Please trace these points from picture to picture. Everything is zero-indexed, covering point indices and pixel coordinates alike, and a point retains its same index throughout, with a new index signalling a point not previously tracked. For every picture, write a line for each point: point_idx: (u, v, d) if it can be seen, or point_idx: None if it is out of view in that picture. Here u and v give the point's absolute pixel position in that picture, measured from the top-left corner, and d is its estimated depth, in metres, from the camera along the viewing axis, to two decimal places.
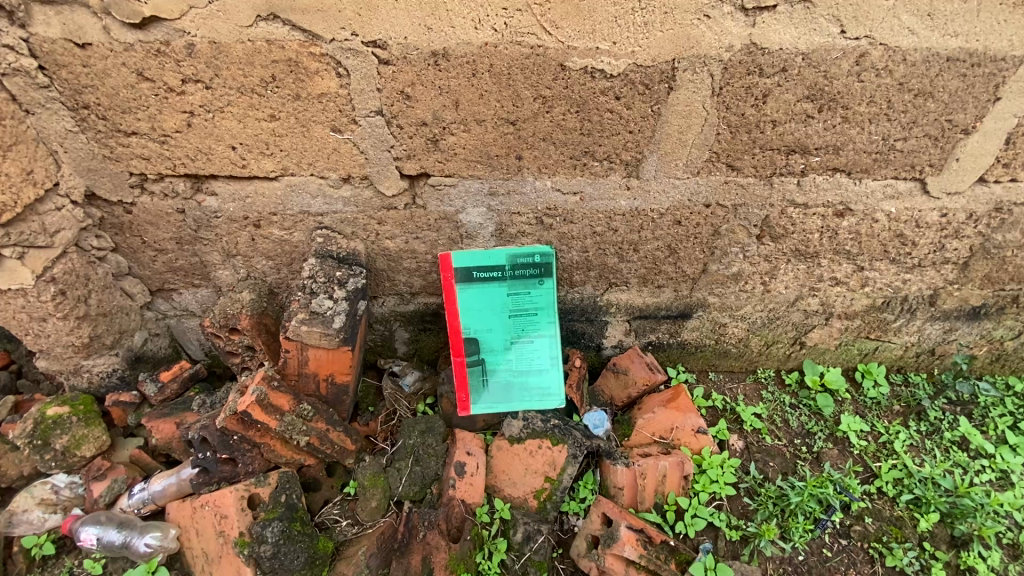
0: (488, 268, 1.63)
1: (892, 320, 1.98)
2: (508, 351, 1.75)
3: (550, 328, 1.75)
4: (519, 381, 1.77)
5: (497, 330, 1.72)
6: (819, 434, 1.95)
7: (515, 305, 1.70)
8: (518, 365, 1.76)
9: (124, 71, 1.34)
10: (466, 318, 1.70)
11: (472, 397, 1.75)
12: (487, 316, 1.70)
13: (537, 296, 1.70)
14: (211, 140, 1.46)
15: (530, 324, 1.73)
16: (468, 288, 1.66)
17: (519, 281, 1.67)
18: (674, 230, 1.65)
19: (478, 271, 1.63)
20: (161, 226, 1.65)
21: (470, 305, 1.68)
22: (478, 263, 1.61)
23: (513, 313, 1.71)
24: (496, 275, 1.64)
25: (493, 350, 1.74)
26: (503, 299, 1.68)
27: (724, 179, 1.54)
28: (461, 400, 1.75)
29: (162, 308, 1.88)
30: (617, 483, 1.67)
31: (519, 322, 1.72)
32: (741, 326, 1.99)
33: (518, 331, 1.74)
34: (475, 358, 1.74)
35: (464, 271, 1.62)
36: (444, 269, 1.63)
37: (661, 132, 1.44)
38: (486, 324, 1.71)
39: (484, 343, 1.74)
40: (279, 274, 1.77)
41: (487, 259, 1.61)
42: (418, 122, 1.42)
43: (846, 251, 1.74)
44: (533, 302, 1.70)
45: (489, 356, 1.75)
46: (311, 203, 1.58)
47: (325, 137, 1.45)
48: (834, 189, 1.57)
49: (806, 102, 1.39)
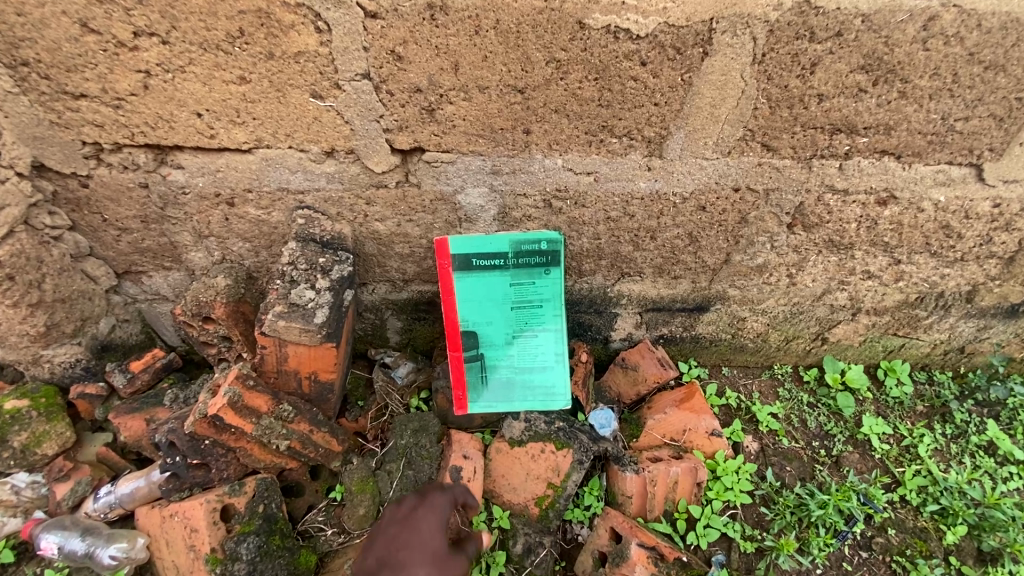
0: (489, 256, 1.46)
1: (924, 317, 1.83)
2: (510, 346, 1.61)
3: (556, 322, 1.60)
4: (522, 379, 1.63)
5: (498, 323, 1.58)
6: (838, 436, 1.85)
7: (517, 297, 1.54)
8: (520, 361, 1.62)
9: (66, 20, 1.15)
10: (465, 310, 1.55)
11: (470, 395, 1.63)
12: (487, 308, 1.55)
13: (542, 286, 1.54)
14: (173, 105, 1.27)
15: (534, 317, 1.58)
16: (467, 278, 1.50)
17: (523, 269, 1.50)
18: (697, 216, 1.48)
19: (478, 259, 1.47)
20: (123, 203, 1.47)
21: (469, 296, 1.53)
22: (479, 249, 1.44)
23: (515, 304, 1.55)
24: (498, 263, 1.48)
25: (493, 344, 1.60)
26: (505, 289, 1.53)
27: (758, 160, 1.36)
28: (458, 397, 1.62)
29: (132, 292, 1.71)
30: (625, 490, 1.54)
31: (522, 315, 1.57)
32: (762, 321, 1.85)
33: (521, 324, 1.59)
34: (473, 353, 1.60)
35: (463, 259, 1.47)
36: (440, 255, 1.46)
37: (691, 104, 1.25)
38: (485, 316, 1.57)
39: (484, 337, 1.60)
40: (258, 257, 1.60)
41: (489, 247, 1.45)
42: (412, 88, 1.24)
43: (884, 242, 1.58)
44: (538, 293, 1.55)
45: (489, 350, 1.61)
46: (290, 178, 1.39)
47: (304, 103, 1.26)
48: (880, 174, 1.39)
49: (861, 73, 1.20)
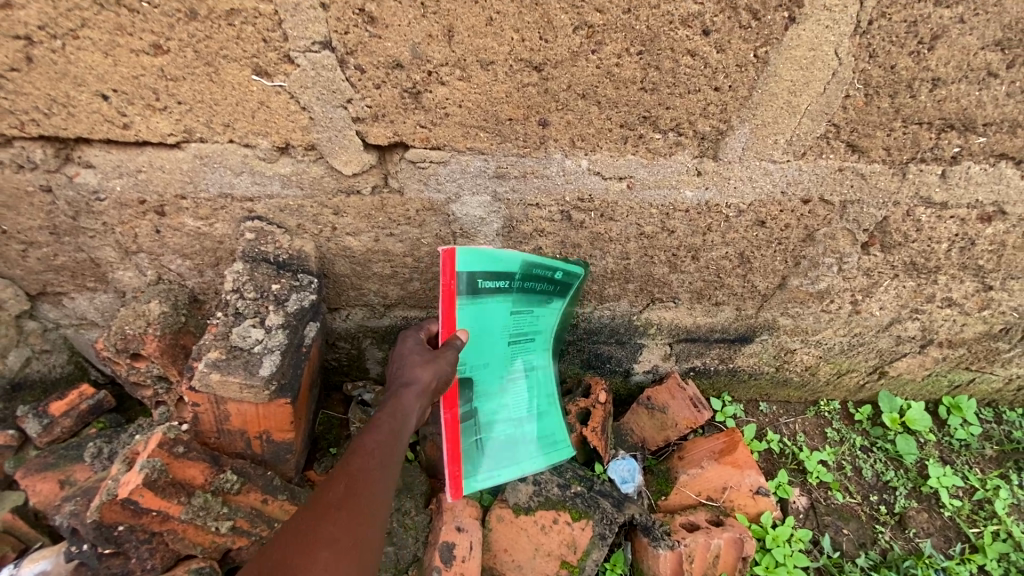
0: (496, 279, 1.10)
1: (1005, 350, 1.54)
2: (505, 393, 1.29)
3: (543, 357, 1.34)
4: (523, 434, 1.32)
5: (494, 365, 1.25)
6: (900, 489, 1.57)
7: (518, 331, 1.23)
8: (516, 410, 1.32)
9: None
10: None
11: (465, 469, 1.21)
12: (487, 348, 1.21)
13: (540, 318, 1.26)
14: (68, 84, 0.95)
15: (526, 355, 1.30)
16: (464, 308, 1.10)
17: (525, 296, 1.19)
18: (754, 233, 1.18)
19: (483, 283, 1.09)
20: (22, 211, 1.15)
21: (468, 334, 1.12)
22: (489, 267, 1.08)
23: (513, 340, 1.24)
24: (501, 289, 1.13)
25: (487, 393, 1.26)
26: (508, 322, 1.20)
27: (839, 164, 1.06)
28: (452, 475, 1.17)
29: (51, 316, 1.39)
30: (657, 571, 1.25)
31: (520, 353, 1.28)
32: (813, 353, 1.55)
33: (513, 365, 1.29)
34: (468, 409, 1.22)
35: (460, 281, 1.07)
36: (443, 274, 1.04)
37: (762, 90, 0.95)
38: (483, 358, 1.21)
39: (478, 386, 1.24)
40: (202, 277, 1.28)
41: (493, 267, 1.08)
42: (390, 62, 0.92)
43: (977, 266, 1.28)
44: (536, 326, 1.26)
45: (484, 402, 1.26)
46: (233, 181, 1.07)
47: (245, 82, 0.94)
48: (991, 184, 1.09)
49: (992, 50, 0.90)
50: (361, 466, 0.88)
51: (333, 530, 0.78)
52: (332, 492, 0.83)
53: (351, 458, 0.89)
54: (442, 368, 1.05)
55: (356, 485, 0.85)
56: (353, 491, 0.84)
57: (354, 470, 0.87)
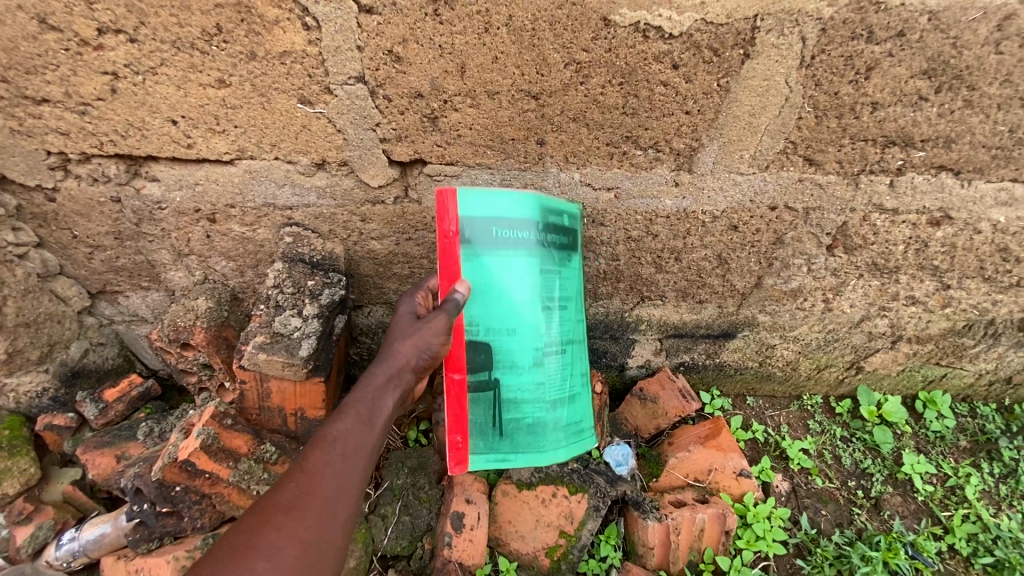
0: (511, 224, 1.03)
1: (971, 346, 1.67)
2: (539, 369, 1.10)
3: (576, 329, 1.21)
4: (557, 417, 1.14)
5: (524, 331, 1.08)
6: (877, 475, 1.69)
7: (552, 292, 1.10)
8: (550, 390, 1.13)
9: (21, 15, 1.01)
10: (471, 309, 1.06)
11: (474, 444, 1.09)
12: (513, 308, 1.07)
13: (568, 282, 1.16)
14: (144, 111, 1.13)
15: (563, 323, 1.14)
16: (477, 262, 1.03)
17: (548, 251, 1.09)
18: (728, 236, 1.34)
19: (501, 231, 1.03)
20: (93, 218, 1.34)
21: (480, 290, 1.05)
22: (498, 212, 1.02)
23: (546, 303, 1.09)
24: (528, 241, 1.05)
25: (516, 366, 1.09)
26: (541, 281, 1.08)
27: (799, 175, 1.22)
28: (454, 446, 1.07)
29: (107, 313, 1.57)
30: (646, 541, 1.38)
31: (557, 318, 1.13)
32: (793, 348, 1.69)
33: (550, 333, 1.12)
34: (481, 376, 1.07)
35: (477, 228, 1.01)
36: (443, 215, 1.00)
37: (726, 113, 1.11)
38: (510, 320, 1.07)
39: (501, 353, 1.07)
40: (243, 277, 1.46)
41: (513, 214, 1.03)
42: (411, 92, 1.10)
43: (933, 266, 1.43)
44: (570, 292, 1.17)
45: (512, 377, 1.09)
46: (276, 193, 1.26)
47: (291, 109, 1.12)
48: (935, 193, 1.24)
49: (922, 78, 1.06)
50: (316, 465, 0.87)
51: (274, 537, 0.78)
52: (282, 496, 0.83)
53: (308, 455, 0.88)
54: (429, 343, 1.02)
55: (306, 488, 0.84)
56: (302, 493, 0.83)
57: (309, 470, 0.86)
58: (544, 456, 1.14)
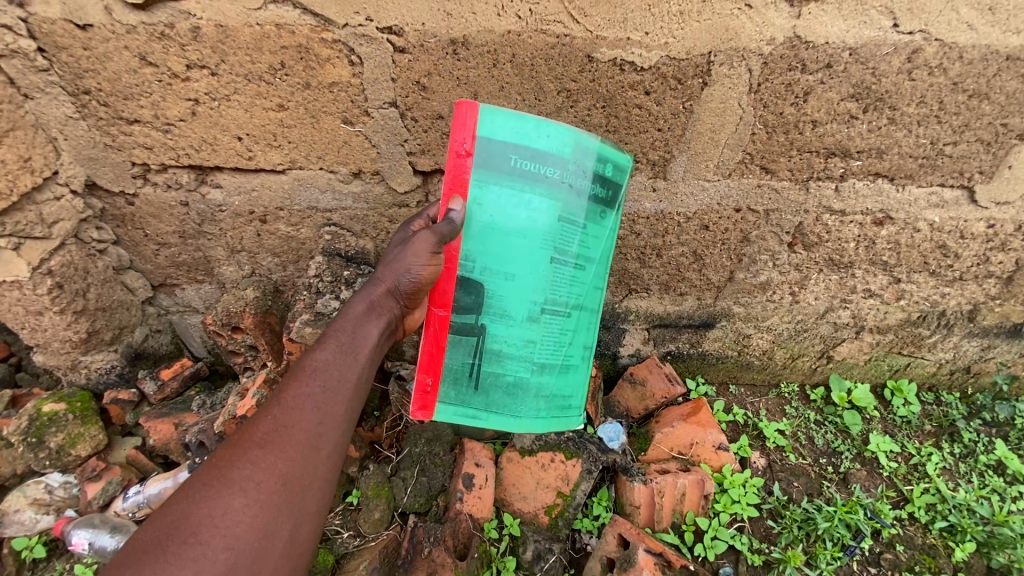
0: (534, 157, 1.07)
1: (928, 336, 1.87)
2: (529, 325, 1.15)
3: (591, 299, 1.24)
4: (534, 383, 1.19)
5: (522, 280, 1.12)
6: (846, 453, 1.86)
7: (563, 241, 1.13)
8: (534, 351, 1.17)
9: (126, 54, 1.26)
10: (471, 245, 1.10)
11: (445, 390, 1.16)
12: (517, 249, 1.10)
13: (590, 241, 1.18)
14: (217, 130, 1.38)
15: (570, 282, 1.17)
16: (490, 188, 1.08)
17: (570, 200, 1.12)
18: (701, 235, 1.56)
19: (520, 161, 1.06)
20: (164, 220, 1.59)
21: (485, 217, 1.09)
22: (520, 141, 1.06)
23: (556, 256, 1.13)
24: (546, 178, 1.08)
25: (506, 315, 1.14)
26: (553, 225, 1.11)
27: (758, 182, 1.44)
28: (424, 385, 1.15)
29: (165, 304, 1.81)
30: (633, 501, 1.58)
31: (563, 273, 1.15)
32: (767, 338, 1.90)
33: (553, 289, 1.15)
34: (463, 316, 1.13)
35: (496, 152, 1.06)
36: (463, 131, 1.05)
37: (693, 130, 1.35)
38: (510, 263, 1.11)
39: (493, 297, 1.13)
40: (285, 271, 1.70)
41: (535, 145, 1.06)
42: (434, 114, 1.35)
43: (883, 261, 1.64)
44: (586, 249, 1.18)
45: (498, 325, 1.14)
46: (319, 198, 1.51)
47: (336, 128, 1.37)
48: (875, 196, 1.47)
49: (850, 101, 1.30)
50: (294, 399, 1.00)
51: (258, 461, 0.93)
52: (264, 427, 0.97)
53: (287, 389, 1.02)
54: (410, 266, 1.08)
55: (286, 420, 0.98)
56: (282, 424, 0.97)
57: (288, 403, 1.00)
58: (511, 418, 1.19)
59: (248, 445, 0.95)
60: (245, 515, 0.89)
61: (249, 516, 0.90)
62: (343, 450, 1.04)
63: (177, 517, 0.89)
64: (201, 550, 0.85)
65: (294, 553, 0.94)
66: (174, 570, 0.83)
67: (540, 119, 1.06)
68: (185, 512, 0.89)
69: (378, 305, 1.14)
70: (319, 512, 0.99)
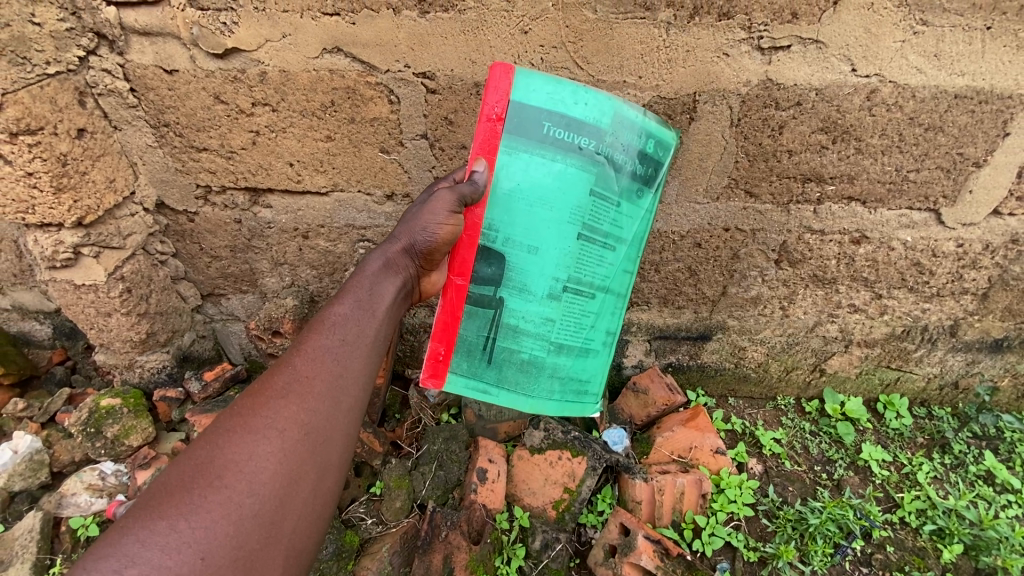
0: (568, 126, 1.16)
1: (913, 350, 1.99)
2: (548, 301, 1.27)
3: (620, 282, 1.35)
4: (548, 361, 1.33)
5: (544, 254, 1.23)
6: (839, 461, 1.93)
7: (591, 217, 1.22)
8: (549, 328, 1.30)
9: (203, 94, 1.50)
10: (496, 214, 1.21)
11: (456, 361, 1.31)
12: (542, 222, 1.21)
13: (623, 218, 1.27)
14: (273, 157, 1.61)
15: (596, 258, 1.27)
16: (519, 154, 1.17)
17: (602, 175, 1.20)
18: (695, 252, 1.74)
19: (551, 129, 1.16)
20: (218, 235, 1.80)
21: (512, 184, 1.19)
22: (554, 109, 1.15)
23: (582, 231, 1.23)
24: (579, 147, 1.17)
25: (526, 290, 1.26)
26: (582, 197, 1.20)
27: (743, 205, 1.63)
28: (436, 353, 1.29)
29: (211, 312, 2.01)
30: (635, 496, 1.70)
31: (588, 250, 1.25)
32: (761, 351, 2.03)
33: (576, 265, 1.25)
34: (481, 286, 1.25)
35: (529, 118, 1.15)
36: (498, 96, 1.15)
37: (683, 159, 1.55)
38: (535, 237, 1.22)
39: (516, 270, 1.24)
40: (321, 283, 1.90)
41: (569, 114, 1.16)
42: (458, 145, 1.57)
43: (864, 278, 1.80)
44: (616, 227, 1.27)
45: (516, 298, 1.26)
46: (356, 217, 1.72)
47: (374, 157, 1.60)
48: (850, 218, 1.65)
49: (820, 134, 1.50)
50: (313, 355, 1.12)
51: (279, 411, 1.04)
52: (285, 379, 1.08)
53: (306, 345, 1.13)
54: (428, 223, 1.20)
55: (305, 373, 1.09)
56: (301, 377, 1.09)
57: (306, 358, 1.11)
58: (520, 395, 1.34)
59: (271, 395, 1.06)
60: (270, 462, 1.00)
61: (273, 462, 1.00)
62: (360, 406, 1.15)
63: (203, 463, 0.99)
64: (226, 494, 0.95)
65: (315, 500, 1.04)
66: (202, 511, 0.93)
67: (577, 88, 1.16)
68: (211, 457, 0.99)
69: (393, 263, 1.27)
70: (339, 464, 1.09)
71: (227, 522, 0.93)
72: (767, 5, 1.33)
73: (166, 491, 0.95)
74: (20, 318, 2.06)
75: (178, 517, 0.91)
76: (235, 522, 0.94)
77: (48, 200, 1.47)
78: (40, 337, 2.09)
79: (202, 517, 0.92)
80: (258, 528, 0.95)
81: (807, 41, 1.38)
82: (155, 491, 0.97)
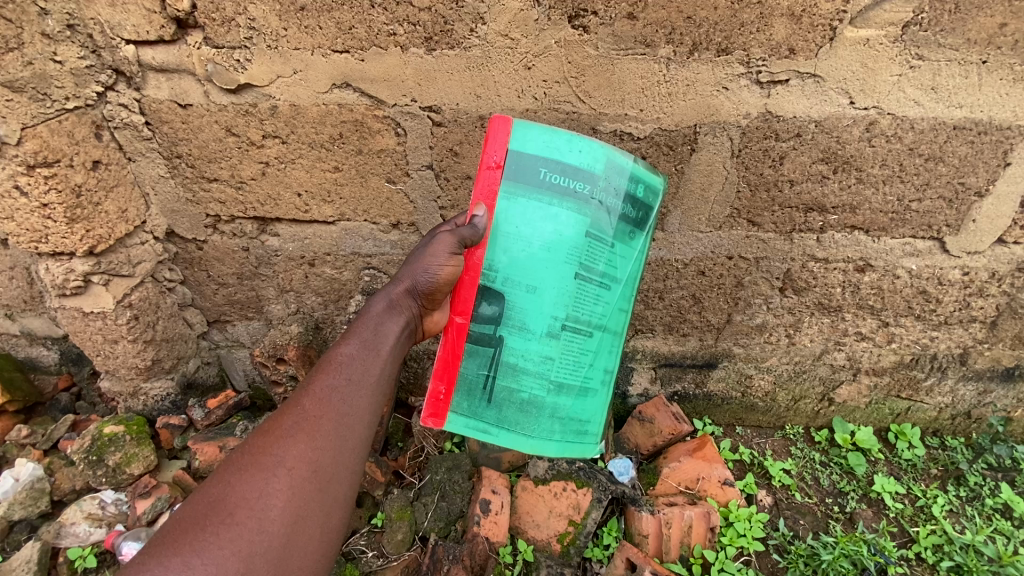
0: (564, 171, 1.18)
1: (923, 379, 1.97)
2: (547, 340, 1.26)
3: (617, 320, 1.35)
4: (547, 401, 1.30)
5: (543, 295, 1.23)
6: (851, 494, 1.88)
7: (587, 257, 1.23)
8: (549, 368, 1.28)
9: (215, 127, 1.54)
10: (495, 256, 1.23)
11: (456, 399, 1.30)
12: (540, 262, 1.21)
13: (619, 259, 1.28)
14: (281, 187, 1.65)
15: (594, 299, 1.27)
16: (517, 199, 1.20)
17: (597, 219, 1.22)
18: (698, 280, 1.74)
19: (547, 175, 1.18)
20: (226, 262, 1.82)
21: (510, 227, 1.21)
22: (551, 156, 1.18)
23: (580, 271, 1.23)
24: (574, 192, 1.19)
25: (526, 328, 1.25)
26: (578, 239, 1.21)
27: (746, 233, 1.64)
28: (436, 392, 1.29)
29: (216, 339, 2.01)
30: (642, 530, 1.66)
31: (586, 290, 1.25)
32: (768, 379, 2.00)
33: (574, 305, 1.25)
34: (480, 325, 1.26)
35: (526, 165, 1.18)
36: (496, 144, 1.18)
37: (685, 188, 1.57)
38: (533, 277, 1.22)
39: (515, 310, 1.24)
40: (326, 309, 1.90)
41: (565, 161, 1.18)
42: (463, 175, 1.60)
43: (869, 305, 1.79)
44: (612, 267, 1.28)
45: (516, 337, 1.25)
46: (362, 245, 1.75)
47: (380, 187, 1.63)
48: (853, 246, 1.65)
49: (821, 164, 1.52)
50: (319, 394, 1.11)
51: (287, 449, 1.04)
52: (292, 418, 1.08)
53: (312, 386, 1.13)
54: (429, 264, 1.23)
55: (311, 412, 1.09)
56: (308, 417, 1.08)
57: (313, 398, 1.11)
58: (520, 436, 1.31)
59: (279, 434, 1.06)
60: (278, 499, 0.99)
61: (282, 500, 0.99)
62: (366, 442, 1.15)
63: (215, 500, 0.98)
64: (238, 531, 0.95)
65: (321, 538, 1.03)
66: (214, 548, 0.93)
67: (572, 136, 1.19)
68: (222, 494, 0.99)
69: (397, 304, 1.28)
70: (345, 500, 1.08)
71: (239, 559, 0.93)
72: (764, 41, 1.37)
73: (179, 527, 0.95)
74: (28, 344, 2.07)
75: (191, 554, 0.91)
76: (246, 559, 0.94)
77: (61, 230, 1.50)
78: (46, 362, 2.10)
79: (214, 553, 0.92)
80: (267, 565, 0.95)
81: (805, 75, 1.41)
82: (168, 525, 0.97)
